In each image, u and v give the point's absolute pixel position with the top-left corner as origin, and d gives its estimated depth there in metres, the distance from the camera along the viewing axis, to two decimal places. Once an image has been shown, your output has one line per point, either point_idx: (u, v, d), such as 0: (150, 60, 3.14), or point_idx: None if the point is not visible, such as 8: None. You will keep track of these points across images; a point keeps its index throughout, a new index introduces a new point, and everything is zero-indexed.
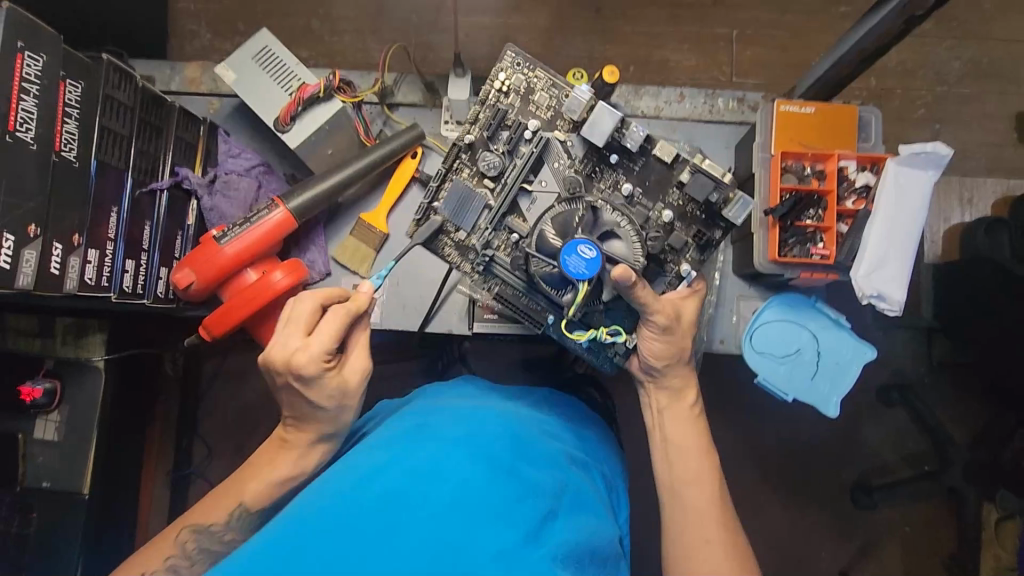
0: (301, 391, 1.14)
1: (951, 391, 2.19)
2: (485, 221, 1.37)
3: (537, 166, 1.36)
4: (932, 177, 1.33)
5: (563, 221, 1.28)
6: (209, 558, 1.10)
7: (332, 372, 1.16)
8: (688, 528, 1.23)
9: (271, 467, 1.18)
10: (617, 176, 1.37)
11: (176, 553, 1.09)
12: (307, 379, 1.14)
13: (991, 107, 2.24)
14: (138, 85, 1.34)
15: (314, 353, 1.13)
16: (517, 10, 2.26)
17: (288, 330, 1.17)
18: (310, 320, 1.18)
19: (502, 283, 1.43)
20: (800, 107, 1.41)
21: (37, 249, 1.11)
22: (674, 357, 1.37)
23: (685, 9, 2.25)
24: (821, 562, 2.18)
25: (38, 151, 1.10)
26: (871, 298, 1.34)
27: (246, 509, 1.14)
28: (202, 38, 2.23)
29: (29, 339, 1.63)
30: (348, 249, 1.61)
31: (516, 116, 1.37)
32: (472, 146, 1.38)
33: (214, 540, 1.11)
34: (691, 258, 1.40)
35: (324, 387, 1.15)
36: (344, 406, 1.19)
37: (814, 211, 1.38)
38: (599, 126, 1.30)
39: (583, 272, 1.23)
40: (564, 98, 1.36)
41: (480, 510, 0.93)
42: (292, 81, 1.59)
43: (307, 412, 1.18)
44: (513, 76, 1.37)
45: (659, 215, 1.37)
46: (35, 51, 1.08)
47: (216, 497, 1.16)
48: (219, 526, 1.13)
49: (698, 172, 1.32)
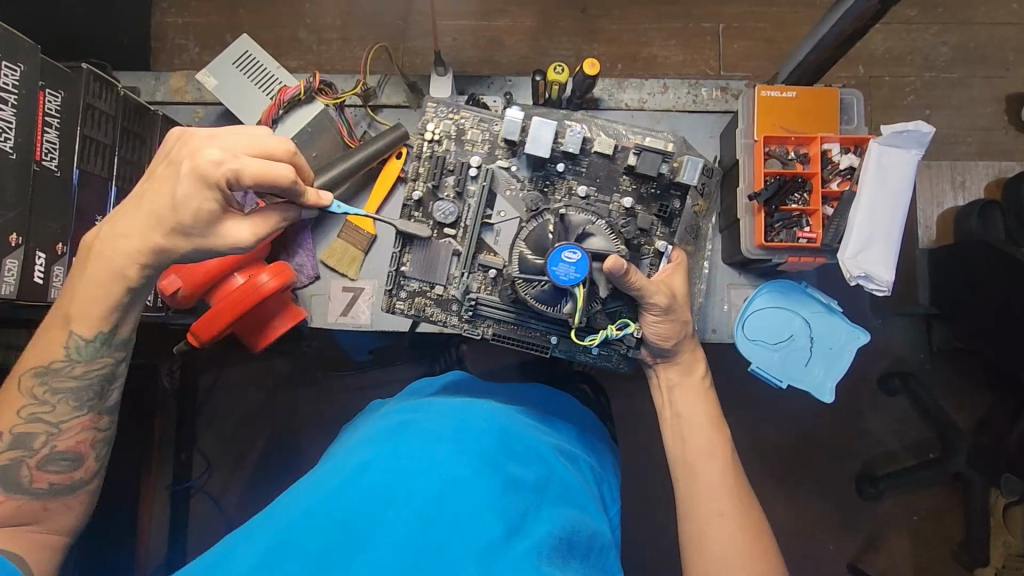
0: (184, 186, 1.01)
1: (952, 377, 2.18)
2: (457, 269, 1.38)
3: (491, 200, 1.38)
4: (914, 156, 1.33)
5: (536, 238, 1.32)
6: (64, 393, 1.12)
7: (216, 200, 1.03)
8: (699, 502, 1.21)
9: (96, 282, 1.09)
10: (569, 183, 1.38)
11: (29, 402, 1.10)
12: (200, 188, 1.02)
13: (979, 91, 2.24)
14: (119, 94, 1.35)
15: (227, 170, 0.98)
16: (502, 13, 2.27)
17: (242, 139, 1.01)
18: (257, 150, 1.01)
19: (493, 324, 1.40)
20: (781, 92, 1.41)
21: (19, 258, 1.12)
22: (680, 334, 1.35)
23: (668, 6, 2.26)
24: (830, 555, 2.16)
25: (17, 160, 1.11)
26: (858, 278, 1.33)
27: (83, 339, 1.11)
28: (190, 51, 2.24)
29: (20, 352, 1.64)
30: (336, 252, 1.62)
31: (455, 158, 1.39)
32: (421, 201, 1.39)
33: (64, 377, 1.12)
34: (662, 235, 1.39)
35: (197, 199, 1.02)
36: (191, 236, 1.06)
37: (799, 195, 1.38)
38: (541, 139, 1.31)
39: (574, 277, 1.23)
40: (497, 128, 1.39)
41: (460, 508, 0.92)
42: (274, 85, 1.61)
43: (162, 199, 1.05)
44: (440, 123, 1.40)
45: (619, 205, 1.38)
46: (11, 62, 1.09)
47: (45, 333, 1.11)
48: (61, 364, 1.11)
49: (643, 151, 1.33)
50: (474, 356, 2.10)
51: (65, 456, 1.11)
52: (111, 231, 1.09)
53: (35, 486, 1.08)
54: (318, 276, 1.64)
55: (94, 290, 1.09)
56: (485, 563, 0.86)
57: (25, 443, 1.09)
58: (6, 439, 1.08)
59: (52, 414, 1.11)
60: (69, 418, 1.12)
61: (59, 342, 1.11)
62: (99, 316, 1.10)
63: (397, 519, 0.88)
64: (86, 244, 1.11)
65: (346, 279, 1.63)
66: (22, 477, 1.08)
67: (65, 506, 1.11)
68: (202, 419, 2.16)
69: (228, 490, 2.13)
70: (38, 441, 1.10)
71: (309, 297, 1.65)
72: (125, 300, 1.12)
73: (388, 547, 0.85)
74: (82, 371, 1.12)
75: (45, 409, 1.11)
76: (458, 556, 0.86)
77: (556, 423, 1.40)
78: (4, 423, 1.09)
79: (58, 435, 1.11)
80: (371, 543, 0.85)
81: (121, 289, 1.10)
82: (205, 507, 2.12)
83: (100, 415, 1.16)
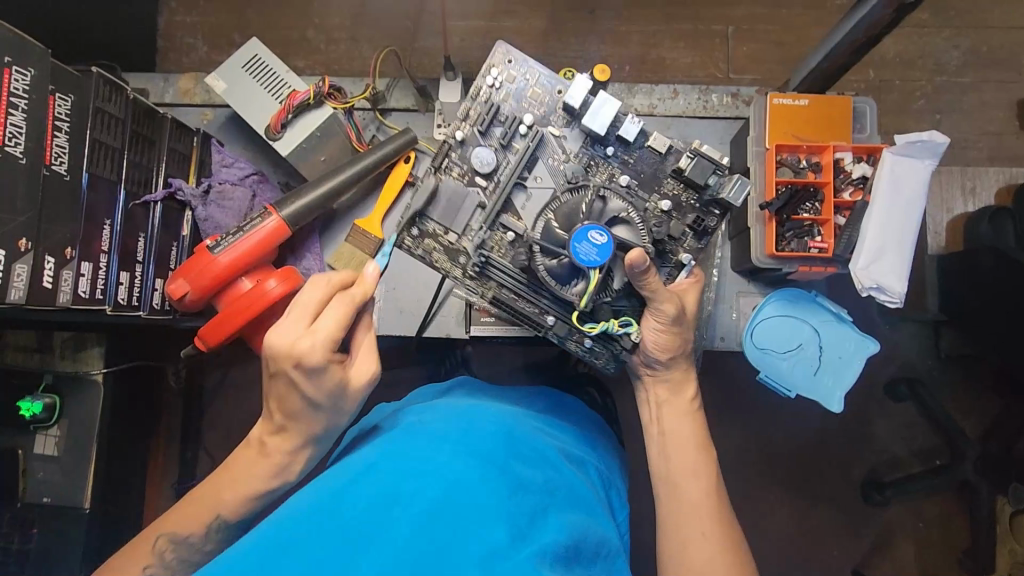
0: (303, 382, 1.08)
1: (960, 383, 2.16)
2: (477, 222, 1.36)
3: (532, 162, 1.36)
4: (928, 166, 1.32)
5: (568, 211, 1.28)
6: (188, 566, 1.09)
7: (335, 369, 1.09)
8: (682, 521, 1.21)
9: (256, 472, 1.14)
10: (613, 168, 1.35)
11: (155, 564, 1.06)
12: (313, 369, 1.07)
13: (991, 96, 2.22)
14: (128, 97, 1.35)
15: (322, 343, 1.06)
16: (511, 14, 2.26)
17: (299, 312, 1.10)
18: (316, 308, 1.11)
19: (497, 286, 1.39)
20: (793, 100, 1.40)
21: (29, 262, 1.12)
22: (679, 351, 1.36)
23: (678, 7, 2.24)
24: (834, 561, 2.15)
25: (27, 165, 1.11)
26: (870, 290, 1.33)
27: (225, 522, 1.11)
28: (198, 50, 2.24)
29: (27, 352, 1.64)
30: (343, 257, 1.59)
31: (509, 111, 1.37)
32: (463, 143, 1.37)
33: (193, 552, 1.09)
34: (690, 246, 1.37)
35: (323, 377, 1.08)
36: (341, 407, 1.13)
37: (811, 204, 1.37)
38: (600, 115, 1.29)
39: (594, 259, 1.22)
40: (558, 94, 1.36)
41: (467, 509, 0.91)
42: (283, 89, 1.60)
43: (298, 405, 1.11)
44: (505, 74, 1.37)
45: (656, 205, 1.35)
46: (22, 66, 1.09)
47: (194, 502, 1.11)
48: (198, 538, 1.09)
49: (698, 156, 1.29)
50: (480, 359, 2.08)
51: None
52: (277, 439, 1.16)
53: None
54: None
55: (250, 478, 1.13)
56: (491, 566, 0.85)
57: None
58: None
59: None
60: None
61: (203, 517, 1.10)
62: (246, 502, 1.13)
63: (403, 518, 0.87)
64: (250, 441, 1.18)
65: None
66: None
67: None
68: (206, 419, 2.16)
69: None
70: None
71: None
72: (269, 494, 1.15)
73: (394, 545, 0.84)
74: (212, 548, 1.11)
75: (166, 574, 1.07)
76: (464, 557, 0.85)
77: (563, 424, 1.40)
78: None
79: None
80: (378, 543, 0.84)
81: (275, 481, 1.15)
82: None
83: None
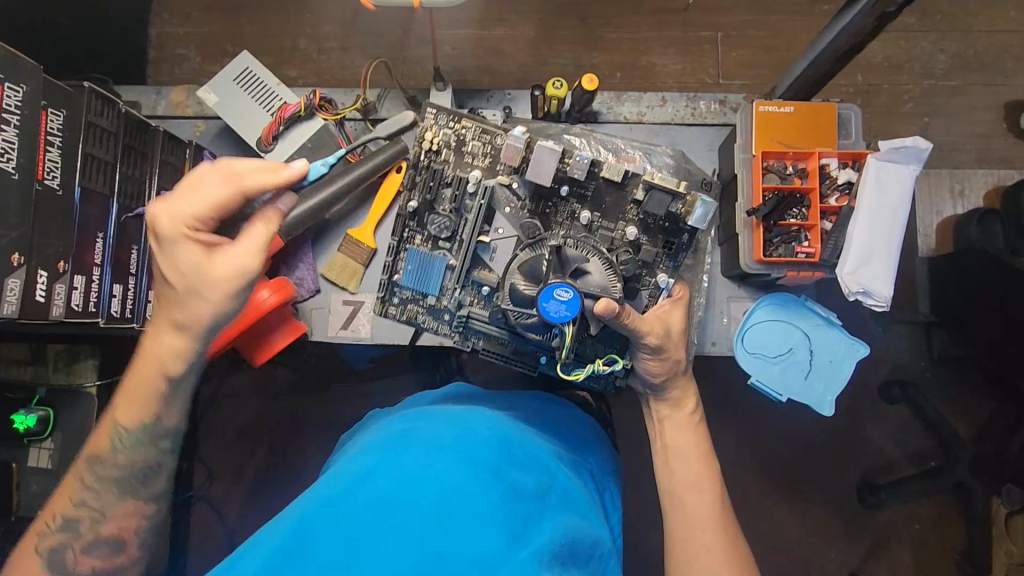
0: (163, 256, 1.15)
1: (953, 383, 2.17)
2: (451, 281, 1.40)
3: (489, 216, 1.37)
4: (912, 171, 1.34)
5: (530, 267, 1.30)
6: (111, 483, 1.22)
7: (195, 252, 1.14)
8: (688, 534, 1.22)
9: (143, 380, 1.21)
10: (572, 207, 1.37)
11: (80, 491, 1.21)
12: (169, 242, 1.13)
13: (978, 99, 2.24)
14: (120, 111, 1.36)
15: (184, 215, 1.13)
16: (501, 22, 2.27)
17: (181, 188, 1.14)
18: (196, 185, 1.14)
19: (485, 339, 1.44)
20: (779, 107, 1.42)
21: (22, 277, 1.13)
22: (670, 372, 1.38)
23: (667, 14, 2.27)
24: (832, 564, 2.15)
25: (20, 180, 1.12)
26: (857, 294, 1.34)
27: (125, 431, 1.22)
28: (191, 61, 2.25)
29: (21, 366, 1.61)
30: (336, 266, 1.62)
31: (454, 171, 1.39)
32: (417, 211, 1.39)
33: (111, 467, 1.22)
34: (665, 267, 1.40)
35: (181, 258, 1.14)
36: (199, 291, 1.15)
37: (798, 209, 1.39)
38: (543, 166, 1.29)
39: (564, 315, 1.22)
40: (500, 140, 1.38)
41: (462, 514, 0.92)
42: (274, 101, 1.61)
43: (166, 285, 1.18)
44: (439, 132, 1.40)
45: (623, 233, 1.37)
46: (14, 82, 1.11)
47: (102, 425, 1.24)
48: (109, 455, 1.22)
49: (653, 188, 1.31)
50: (474, 365, 2.08)
51: (108, 543, 1.20)
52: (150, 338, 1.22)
53: (79, 570, 1.17)
54: (318, 290, 1.65)
55: (140, 384, 1.21)
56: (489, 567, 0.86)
57: (72, 527, 1.19)
58: (56, 523, 1.18)
59: (97, 502, 1.21)
60: (116, 507, 1.22)
61: (106, 433, 1.23)
62: (140, 409, 1.22)
63: (399, 526, 0.88)
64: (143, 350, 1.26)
65: (345, 292, 1.64)
66: (66, 561, 1.17)
67: None
68: (202, 429, 2.15)
69: (231, 500, 2.11)
70: (84, 526, 1.19)
71: (309, 311, 1.65)
72: (164, 398, 1.23)
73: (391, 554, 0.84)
74: (127, 460, 1.22)
75: (95, 495, 1.21)
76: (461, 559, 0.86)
77: (556, 430, 1.40)
78: (58, 507, 1.19)
79: (104, 521, 1.21)
80: (375, 552, 0.85)
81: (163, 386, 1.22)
82: (206, 518, 2.10)
83: (146, 502, 1.25)
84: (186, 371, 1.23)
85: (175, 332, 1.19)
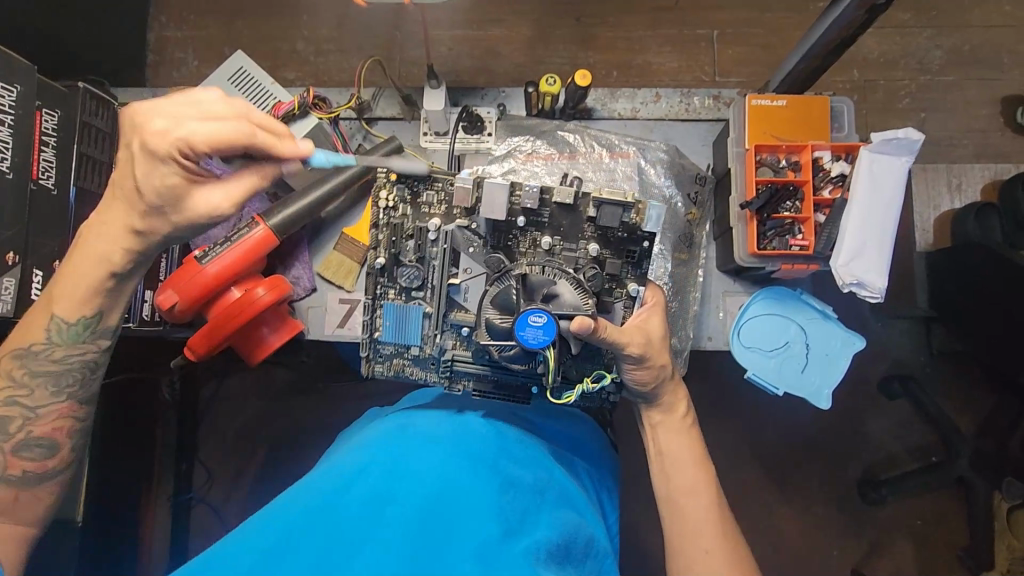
0: (140, 162, 1.05)
1: (953, 378, 2.17)
2: (430, 328, 1.38)
3: (454, 258, 1.36)
4: (905, 163, 1.33)
5: (502, 299, 1.27)
6: (45, 379, 1.19)
7: (175, 174, 1.06)
8: (687, 540, 1.22)
9: (86, 268, 1.15)
10: (533, 234, 1.36)
11: (9, 385, 1.17)
12: (151, 153, 1.03)
13: (974, 94, 2.24)
14: (116, 112, 1.38)
15: (179, 137, 1.01)
16: (498, 22, 2.28)
17: (181, 104, 1.04)
18: (203, 112, 1.04)
19: (475, 379, 1.41)
20: (771, 101, 1.42)
21: (15, 276, 1.17)
22: (658, 380, 1.35)
23: (664, 12, 2.27)
24: (834, 561, 2.14)
25: (13, 179, 1.16)
26: (851, 286, 1.34)
27: (65, 323, 1.17)
28: (189, 64, 2.26)
29: None
30: (333, 264, 1.64)
31: (413, 223, 1.38)
32: (385, 267, 1.38)
33: (44, 359, 1.18)
34: (633, 277, 1.37)
35: (157, 176, 1.06)
36: (164, 211, 1.10)
37: (791, 202, 1.39)
38: (494, 203, 1.28)
39: (543, 341, 1.19)
40: (450, 187, 1.37)
41: (458, 508, 0.92)
42: (268, 100, 1.62)
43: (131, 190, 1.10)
44: (393, 190, 1.39)
45: (586, 251, 1.36)
46: (7, 83, 1.15)
47: (34, 314, 1.18)
48: (42, 346, 1.18)
49: (602, 204, 1.31)
50: None
51: (41, 443, 1.18)
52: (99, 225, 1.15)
53: (8, 472, 1.15)
54: (315, 288, 1.66)
55: (86, 271, 1.15)
56: (486, 559, 0.86)
57: (4, 427, 1.16)
58: None
59: (29, 399, 1.18)
60: (50, 405, 1.19)
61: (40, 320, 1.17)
62: (84, 300, 1.17)
63: (395, 518, 0.88)
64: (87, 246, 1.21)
65: (343, 291, 1.65)
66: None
67: (35, 496, 1.18)
68: (202, 430, 2.15)
69: (230, 502, 2.11)
70: (15, 426, 1.17)
71: (305, 309, 1.66)
72: (110, 287, 1.18)
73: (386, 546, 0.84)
74: (63, 355, 1.19)
75: (24, 389, 1.17)
76: (458, 552, 0.86)
77: (554, 431, 1.40)
78: None
79: (35, 420, 1.18)
80: (372, 544, 0.85)
81: (107, 273, 1.16)
82: (206, 519, 2.10)
83: (80, 403, 1.23)
84: (133, 269, 1.19)
85: (130, 237, 1.13)
